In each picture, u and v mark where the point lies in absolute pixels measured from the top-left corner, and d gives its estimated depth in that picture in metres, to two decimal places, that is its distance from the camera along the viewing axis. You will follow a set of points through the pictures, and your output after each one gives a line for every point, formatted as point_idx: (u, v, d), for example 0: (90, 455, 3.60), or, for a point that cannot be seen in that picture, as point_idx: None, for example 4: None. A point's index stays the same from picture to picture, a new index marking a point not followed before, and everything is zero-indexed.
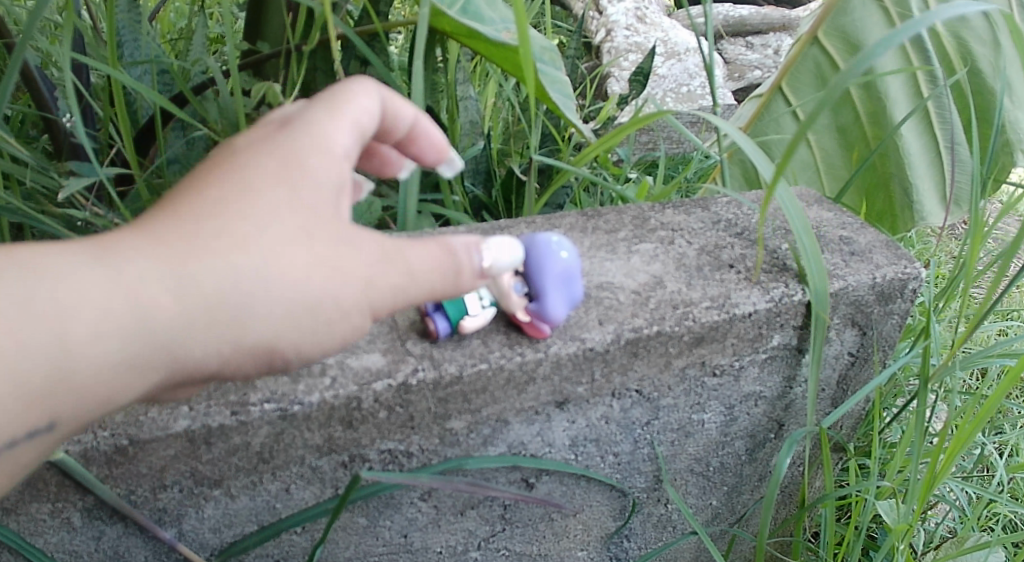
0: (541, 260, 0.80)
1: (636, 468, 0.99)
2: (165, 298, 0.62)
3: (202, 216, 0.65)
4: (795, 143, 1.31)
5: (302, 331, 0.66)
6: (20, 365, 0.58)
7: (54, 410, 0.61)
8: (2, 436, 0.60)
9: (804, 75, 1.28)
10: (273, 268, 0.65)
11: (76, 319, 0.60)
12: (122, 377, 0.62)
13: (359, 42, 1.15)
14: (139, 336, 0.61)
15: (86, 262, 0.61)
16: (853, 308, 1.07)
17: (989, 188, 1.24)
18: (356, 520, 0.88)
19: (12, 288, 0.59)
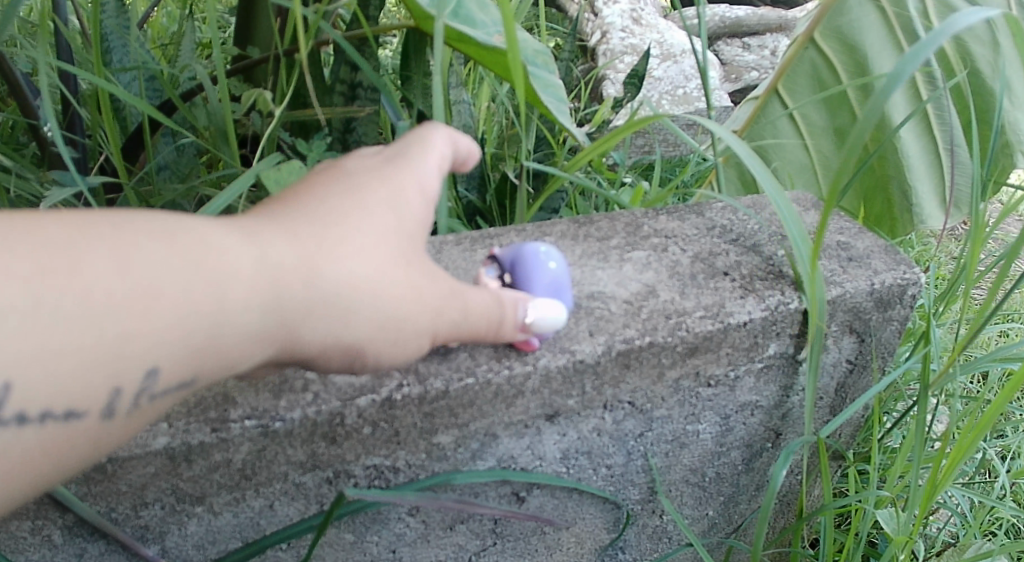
0: (530, 272, 0.79)
1: (630, 480, 0.97)
2: (299, 280, 0.64)
3: (323, 214, 0.68)
4: (792, 146, 1.29)
5: (392, 337, 0.68)
6: (175, 320, 0.59)
7: (187, 370, 0.61)
8: (85, 388, 0.57)
9: (800, 77, 1.26)
10: (387, 270, 0.68)
11: (225, 287, 0.61)
12: (250, 350, 0.63)
13: (348, 48, 1.13)
14: (273, 311, 0.63)
15: (233, 237, 0.63)
16: (851, 315, 1.05)
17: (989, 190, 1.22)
18: (342, 536, 0.86)
19: (173, 248, 0.60)
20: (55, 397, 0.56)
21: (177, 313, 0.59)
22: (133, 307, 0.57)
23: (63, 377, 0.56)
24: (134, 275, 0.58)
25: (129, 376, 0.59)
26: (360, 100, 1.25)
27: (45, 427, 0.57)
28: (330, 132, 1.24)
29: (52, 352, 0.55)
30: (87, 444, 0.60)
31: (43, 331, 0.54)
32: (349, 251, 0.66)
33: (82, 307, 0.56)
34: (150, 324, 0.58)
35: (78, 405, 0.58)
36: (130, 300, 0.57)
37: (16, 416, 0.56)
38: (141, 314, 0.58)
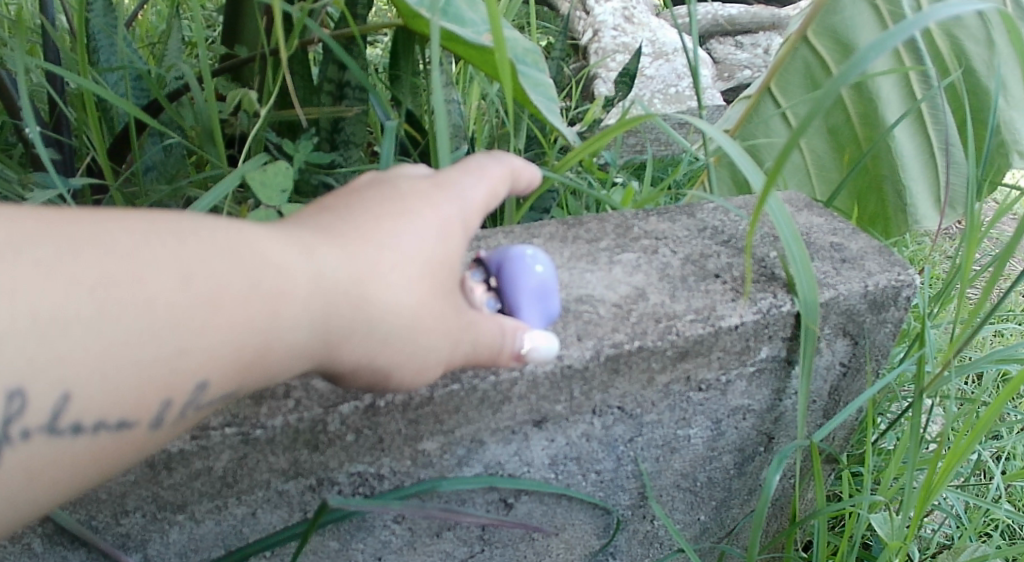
0: (515, 273, 0.77)
1: (620, 485, 0.96)
2: (348, 302, 0.64)
3: (374, 232, 0.67)
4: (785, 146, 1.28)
5: (426, 360, 0.68)
6: (229, 337, 0.60)
7: (233, 383, 0.62)
8: (138, 400, 0.59)
9: (793, 76, 1.25)
10: (431, 296, 0.67)
11: (275, 305, 0.61)
12: (293, 365, 0.64)
13: (335, 48, 1.12)
14: (319, 328, 0.63)
15: (288, 252, 0.63)
16: (845, 318, 1.03)
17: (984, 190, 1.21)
18: (327, 544, 0.85)
19: (231, 264, 0.60)
20: (110, 407, 0.58)
21: (227, 330, 0.60)
22: (188, 321, 0.58)
23: (120, 387, 0.57)
24: (196, 290, 0.58)
25: (181, 388, 0.60)
26: (348, 99, 1.24)
27: (98, 433, 0.58)
28: (318, 131, 1.23)
29: (109, 363, 0.56)
30: (137, 447, 0.62)
31: (104, 344, 0.56)
32: (397, 273, 0.66)
33: (139, 321, 0.57)
34: (203, 340, 0.59)
35: (130, 414, 0.59)
36: (185, 316, 0.58)
37: (71, 424, 0.57)
38: (196, 329, 0.58)
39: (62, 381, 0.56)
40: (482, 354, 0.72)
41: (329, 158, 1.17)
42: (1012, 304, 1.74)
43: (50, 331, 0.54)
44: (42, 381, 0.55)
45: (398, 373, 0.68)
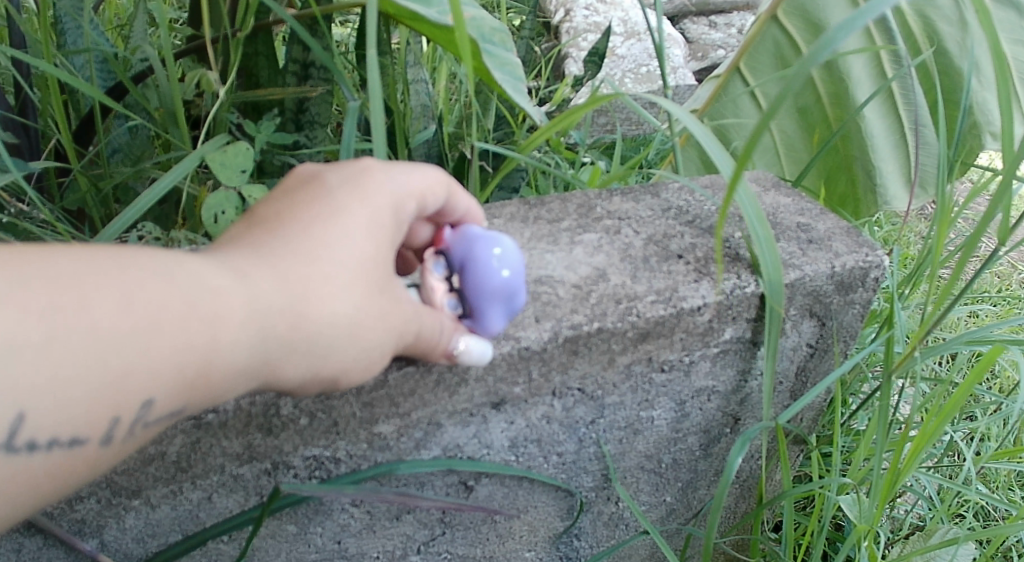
0: (473, 273, 0.76)
1: (583, 467, 0.95)
2: (287, 318, 0.65)
3: (311, 247, 0.68)
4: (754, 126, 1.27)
5: (370, 363, 0.70)
6: (173, 358, 0.61)
7: (180, 401, 0.63)
8: (85, 424, 0.60)
9: (762, 55, 1.24)
10: (370, 301, 0.68)
11: (218, 324, 0.62)
12: (241, 382, 0.65)
13: (298, 28, 1.10)
14: (264, 343, 0.65)
15: (225, 275, 0.64)
16: (811, 298, 1.03)
17: (956, 170, 1.20)
18: (285, 527, 0.85)
19: (167, 289, 0.61)
20: (62, 427, 0.59)
21: (170, 352, 0.61)
22: (132, 347, 0.59)
23: (70, 412, 0.58)
24: (136, 316, 0.60)
25: (128, 407, 0.61)
26: (313, 79, 1.25)
27: (56, 453, 0.60)
28: (283, 112, 1.22)
29: (59, 389, 0.58)
30: (94, 465, 0.63)
31: (55, 372, 0.57)
32: (332, 285, 0.67)
33: (87, 349, 0.58)
34: (148, 362, 0.60)
35: (82, 434, 0.60)
36: (129, 340, 0.59)
37: (26, 442, 0.58)
38: (140, 354, 0.60)
39: (15, 404, 0.57)
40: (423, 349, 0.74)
41: (293, 138, 1.16)
42: (985, 284, 1.74)
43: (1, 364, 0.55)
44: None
45: (342, 376, 0.70)
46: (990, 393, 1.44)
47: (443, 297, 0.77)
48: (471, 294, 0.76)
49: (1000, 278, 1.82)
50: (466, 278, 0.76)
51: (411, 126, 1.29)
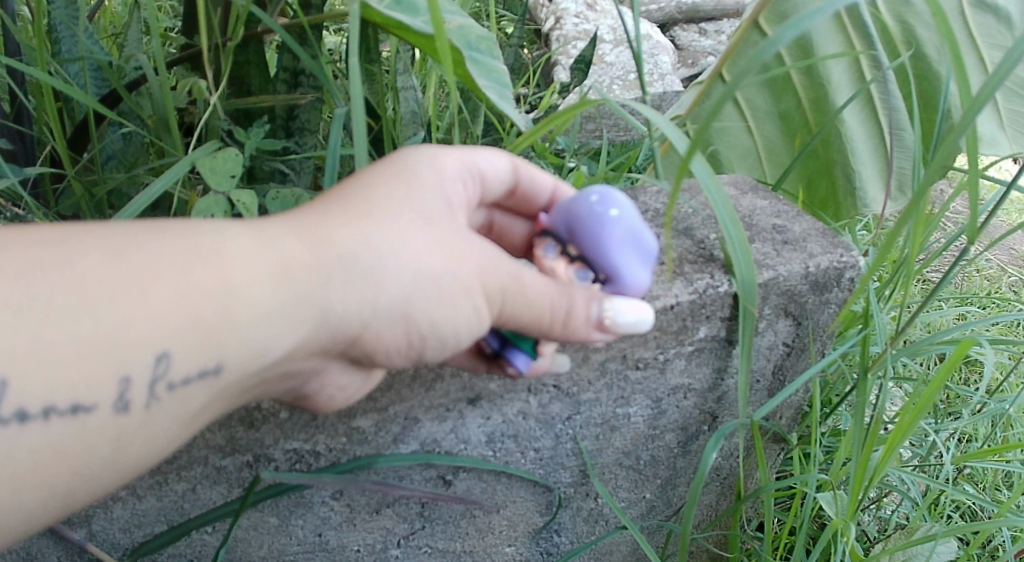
0: (595, 233, 0.80)
1: (560, 463, 0.98)
2: (308, 256, 0.72)
3: (335, 202, 0.75)
4: (735, 130, 1.28)
5: (434, 299, 0.76)
6: (179, 300, 0.67)
7: (205, 347, 0.69)
8: (91, 383, 0.66)
9: (744, 61, 1.26)
10: (396, 236, 0.74)
11: (228, 272, 0.69)
12: (275, 322, 0.71)
13: (286, 37, 1.13)
14: (291, 288, 0.71)
15: (241, 232, 0.71)
16: (786, 298, 1.05)
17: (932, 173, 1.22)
18: (266, 519, 0.91)
19: (172, 241, 0.69)
20: (64, 389, 0.65)
21: (176, 302, 0.67)
22: (126, 297, 0.66)
23: (75, 367, 0.65)
24: (129, 266, 0.67)
25: (137, 361, 0.67)
26: (303, 87, 1.28)
27: (61, 422, 0.66)
28: (274, 119, 1.25)
29: (48, 352, 0.64)
30: (116, 436, 0.70)
31: (36, 329, 0.63)
32: (350, 225, 0.74)
33: (73, 305, 0.65)
34: (153, 316, 0.67)
35: (94, 400, 0.67)
36: (128, 285, 0.66)
37: (19, 411, 0.65)
38: (138, 305, 0.66)
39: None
40: (519, 303, 0.78)
41: (282, 144, 1.19)
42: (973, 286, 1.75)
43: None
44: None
45: (406, 317, 0.76)
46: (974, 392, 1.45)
47: (569, 269, 0.81)
48: (598, 254, 0.80)
49: (989, 281, 1.83)
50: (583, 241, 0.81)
51: (400, 132, 1.32)
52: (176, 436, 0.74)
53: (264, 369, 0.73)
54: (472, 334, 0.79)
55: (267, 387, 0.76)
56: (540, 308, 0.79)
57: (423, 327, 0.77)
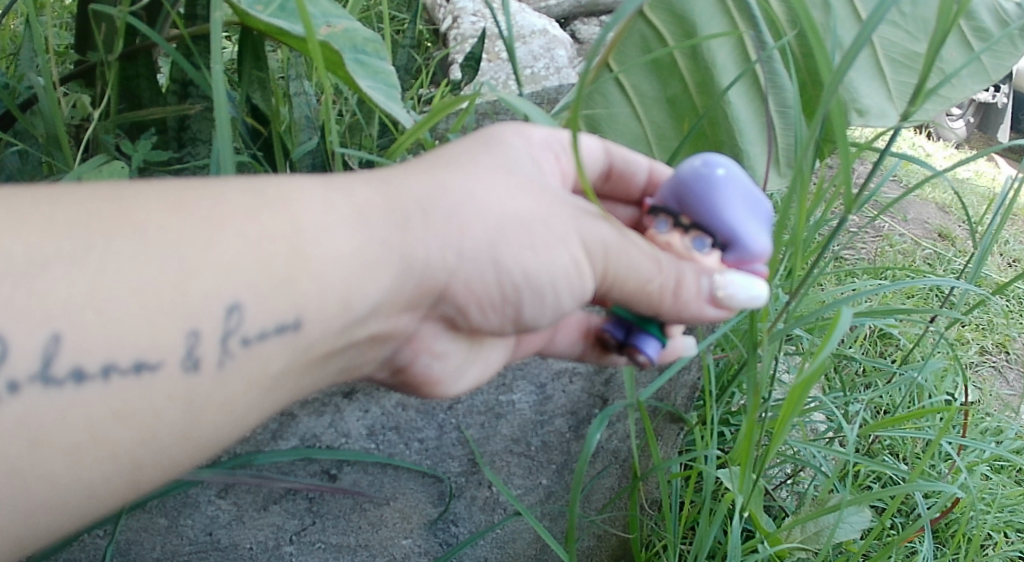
0: (710, 204, 0.88)
1: (447, 453, 1.02)
2: (390, 206, 0.82)
3: (416, 165, 0.86)
4: (623, 118, 1.26)
5: (518, 244, 0.86)
6: (263, 244, 0.75)
7: (286, 302, 0.76)
8: (149, 343, 0.71)
9: (630, 48, 1.26)
10: (476, 186, 0.85)
11: (305, 221, 0.77)
12: (357, 269, 0.79)
13: (169, 48, 1.14)
14: (370, 234, 0.80)
15: (318, 187, 0.79)
16: None
17: (821, 149, 1.22)
18: (156, 520, 0.96)
19: (255, 195, 0.77)
20: (124, 348, 0.70)
21: (251, 249, 0.74)
22: (199, 245, 0.72)
23: (139, 323, 0.70)
24: (198, 216, 0.73)
25: (205, 315, 0.73)
26: (194, 98, 1.28)
27: (122, 381, 0.71)
28: (166, 131, 1.26)
29: (109, 309, 0.69)
30: (181, 397, 0.74)
31: (94, 283, 0.68)
32: (424, 180, 0.84)
33: (137, 256, 0.70)
34: (216, 270, 0.73)
35: (159, 357, 0.72)
36: (207, 233, 0.73)
37: (69, 372, 0.69)
38: (206, 254, 0.72)
39: (48, 324, 0.67)
40: (614, 251, 0.89)
41: (170, 154, 1.19)
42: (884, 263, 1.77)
43: (37, 284, 0.67)
44: (32, 332, 0.67)
45: (490, 261, 0.86)
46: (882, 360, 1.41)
47: (685, 240, 0.91)
48: (709, 220, 0.89)
49: (905, 256, 1.85)
50: (693, 209, 0.90)
51: (296, 138, 1.33)
52: (231, 412, 0.78)
53: (347, 322, 0.80)
54: (566, 283, 0.89)
55: (356, 349, 0.85)
56: (646, 265, 0.89)
57: (511, 273, 0.87)
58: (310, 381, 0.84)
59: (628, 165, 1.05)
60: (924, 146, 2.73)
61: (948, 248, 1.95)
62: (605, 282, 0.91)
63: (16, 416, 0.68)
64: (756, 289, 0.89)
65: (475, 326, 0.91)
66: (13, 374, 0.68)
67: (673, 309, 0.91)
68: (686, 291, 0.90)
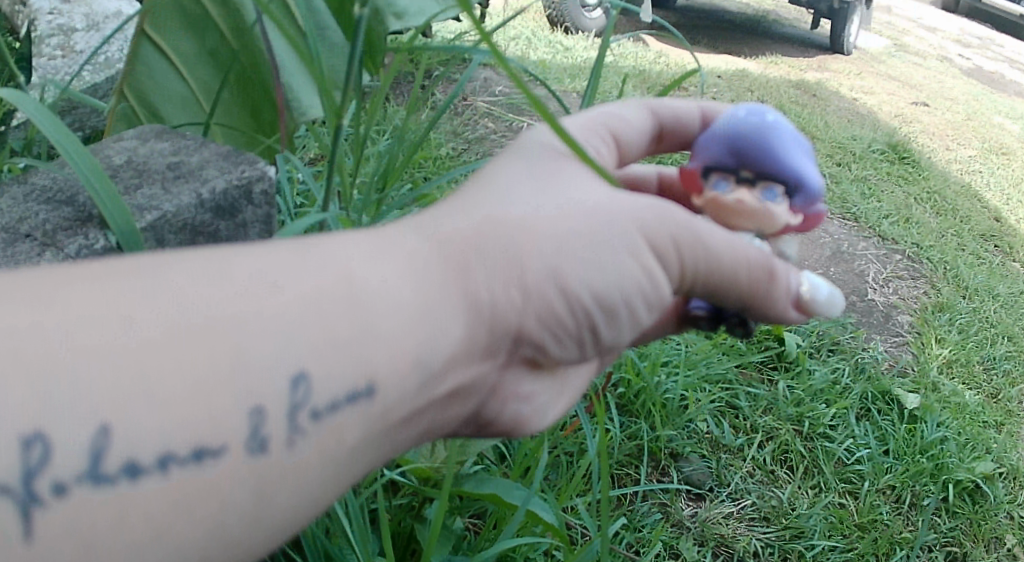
0: (777, 155, 0.93)
1: None
2: (451, 245, 0.82)
3: (457, 195, 0.87)
4: (171, 80, 1.36)
5: (577, 262, 0.84)
6: (319, 318, 0.75)
7: (349, 371, 0.76)
8: (210, 420, 0.70)
9: (164, 13, 1.32)
10: (524, 204, 0.84)
11: (356, 275, 0.78)
12: (403, 328, 0.78)
13: None
14: (425, 281, 0.80)
15: (363, 242, 0.82)
16: (186, 229, 1.16)
17: (371, 65, 1.23)
18: None
19: (313, 269, 0.77)
20: (193, 434, 0.69)
21: (300, 309, 0.74)
22: (251, 311, 0.73)
23: (199, 415, 0.69)
24: (219, 289, 0.73)
25: (269, 392, 0.73)
26: None
27: (182, 470, 0.69)
28: None
29: (160, 394, 0.68)
30: (250, 485, 0.73)
31: (138, 363, 0.67)
32: (461, 214, 0.84)
33: (172, 331, 0.69)
34: (272, 343, 0.73)
35: (222, 441, 0.70)
36: (249, 302, 0.73)
37: (130, 465, 0.67)
38: (262, 320, 0.73)
39: (96, 417, 0.66)
40: (685, 241, 0.87)
41: None
42: None
43: (63, 368, 0.65)
44: (79, 426, 0.65)
45: (556, 288, 0.84)
46: None
47: (755, 193, 0.94)
48: (777, 168, 0.93)
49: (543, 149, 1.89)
50: (754, 159, 0.93)
51: None
52: (308, 492, 0.77)
53: (423, 380, 0.80)
54: (638, 295, 0.87)
55: (435, 407, 0.84)
56: (732, 260, 0.90)
57: (577, 295, 0.85)
58: (389, 446, 0.82)
59: (678, 118, 1.05)
60: (563, 43, 2.82)
61: None
62: (687, 276, 0.89)
63: (68, 520, 0.66)
64: (825, 281, 0.97)
65: (555, 360, 0.91)
66: (59, 475, 0.66)
67: (763, 297, 0.92)
68: (773, 280, 0.92)
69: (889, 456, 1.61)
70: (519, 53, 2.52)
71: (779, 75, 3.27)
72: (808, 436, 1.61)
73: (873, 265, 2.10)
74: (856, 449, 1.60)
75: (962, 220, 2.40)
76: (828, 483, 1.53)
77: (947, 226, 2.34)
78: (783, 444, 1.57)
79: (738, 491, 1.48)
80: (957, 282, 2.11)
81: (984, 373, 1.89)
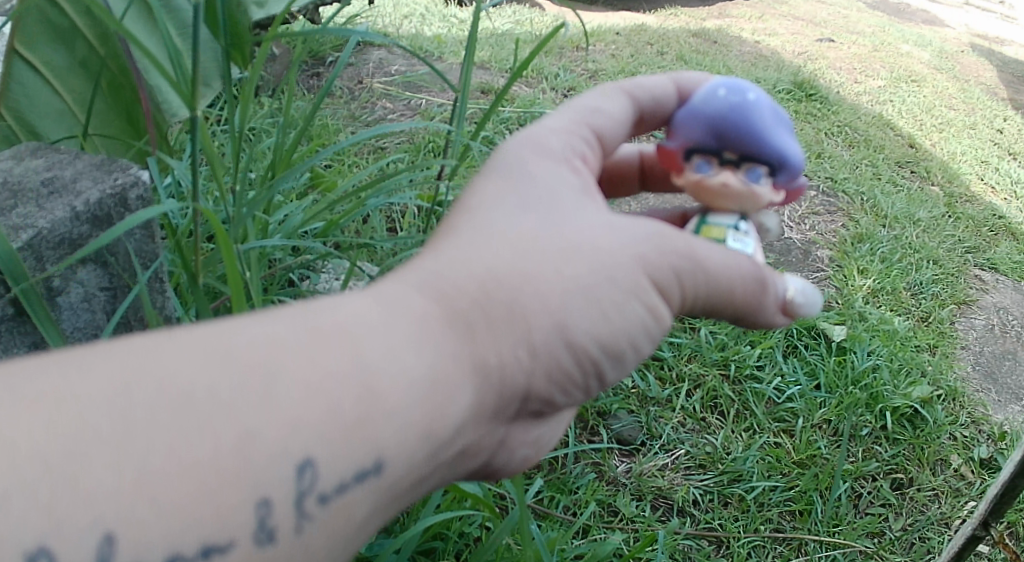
0: (761, 136, 0.93)
1: None
2: (453, 300, 0.81)
3: (451, 231, 0.86)
4: (44, 94, 1.29)
5: (581, 309, 0.84)
6: (328, 403, 0.74)
7: (363, 451, 0.75)
8: (217, 519, 0.70)
9: (33, 26, 1.24)
10: (523, 250, 0.83)
11: (361, 341, 0.77)
12: (414, 403, 0.77)
13: None
14: (437, 349, 0.79)
15: (365, 302, 0.80)
16: (65, 244, 1.14)
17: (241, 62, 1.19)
18: None
19: (318, 347, 0.75)
20: (202, 533, 0.69)
21: (301, 395, 0.73)
22: (253, 400, 0.72)
23: (208, 517, 0.69)
24: (221, 377, 0.72)
25: (277, 483, 0.72)
26: None
27: None
28: None
29: (162, 498, 0.67)
30: None
31: (140, 467, 0.67)
32: (462, 262, 0.83)
33: (172, 429, 0.69)
34: (280, 432, 0.72)
35: (229, 537, 0.70)
36: (254, 395, 0.72)
37: None
38: (266, 409, 0.72)
39: (102, 526, 0.66)
40: (684, 271, 0.87)
41: None
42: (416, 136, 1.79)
43: (66, 479, 0.66)
44: (83, 537, 0.66)
45: (562, 343, 0.84)
46: (386, 200, 1.34)
47: (739, 174, 0.94)
48: (760, 148, 0.93)
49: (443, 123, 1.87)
50: (735, 141, 0.94)
51: None
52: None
53: (435, 449, 0.80)
54: (640, 335, 0.88)
55: (444, 469, 0.84)
56: (730, 285, 0.90)
57: (582, 345, 0.85)
58: (401, 510, 0.83)
59: (658, 101, 1.00)
60: (458, 16, 2.81)
61: (489, 101, 2.03)
62: (687, 302, 0.90)
63: None
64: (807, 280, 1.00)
65: (560, 407, 0.91)
66: None
67: (756, 311, 0.94)
68: (766, 294, 0.94)
69: (821, 390, 1.62)
70: (412, 30, 2.50)
71: (682, 26, 3.28)
72: (735, 380, 1.62)
73: (787, 204, 2.12)
74: (786, 387, 1.62)
75: (875, 150, 2.43)
76: (761, 423, 1.54)
77: (860, 157, 2.37)
78: (711, 390, 1.58)
79: (671, 442, 1.49)
80: (875, 212, 2.14)
81: (911, 298, 1.91)
